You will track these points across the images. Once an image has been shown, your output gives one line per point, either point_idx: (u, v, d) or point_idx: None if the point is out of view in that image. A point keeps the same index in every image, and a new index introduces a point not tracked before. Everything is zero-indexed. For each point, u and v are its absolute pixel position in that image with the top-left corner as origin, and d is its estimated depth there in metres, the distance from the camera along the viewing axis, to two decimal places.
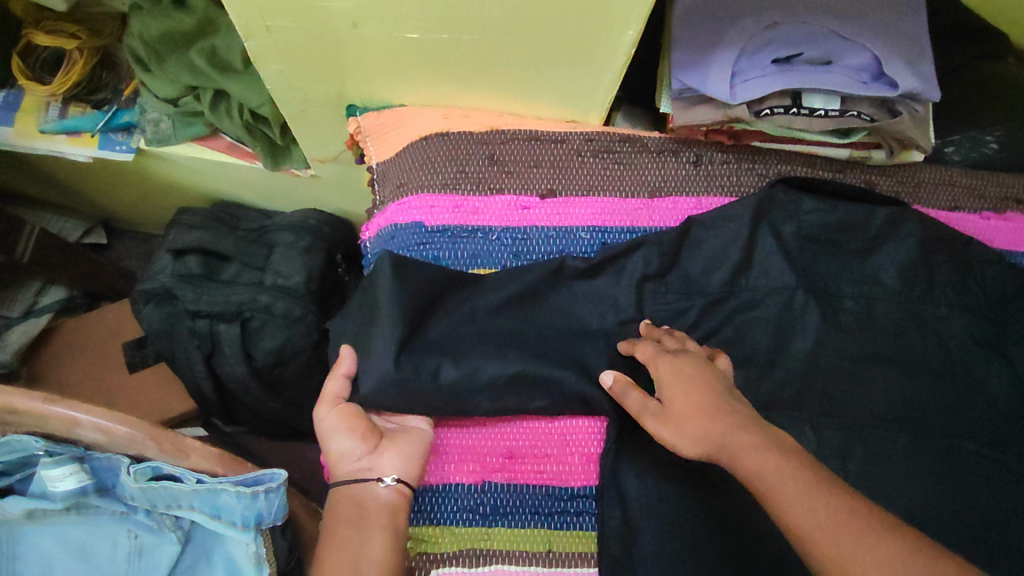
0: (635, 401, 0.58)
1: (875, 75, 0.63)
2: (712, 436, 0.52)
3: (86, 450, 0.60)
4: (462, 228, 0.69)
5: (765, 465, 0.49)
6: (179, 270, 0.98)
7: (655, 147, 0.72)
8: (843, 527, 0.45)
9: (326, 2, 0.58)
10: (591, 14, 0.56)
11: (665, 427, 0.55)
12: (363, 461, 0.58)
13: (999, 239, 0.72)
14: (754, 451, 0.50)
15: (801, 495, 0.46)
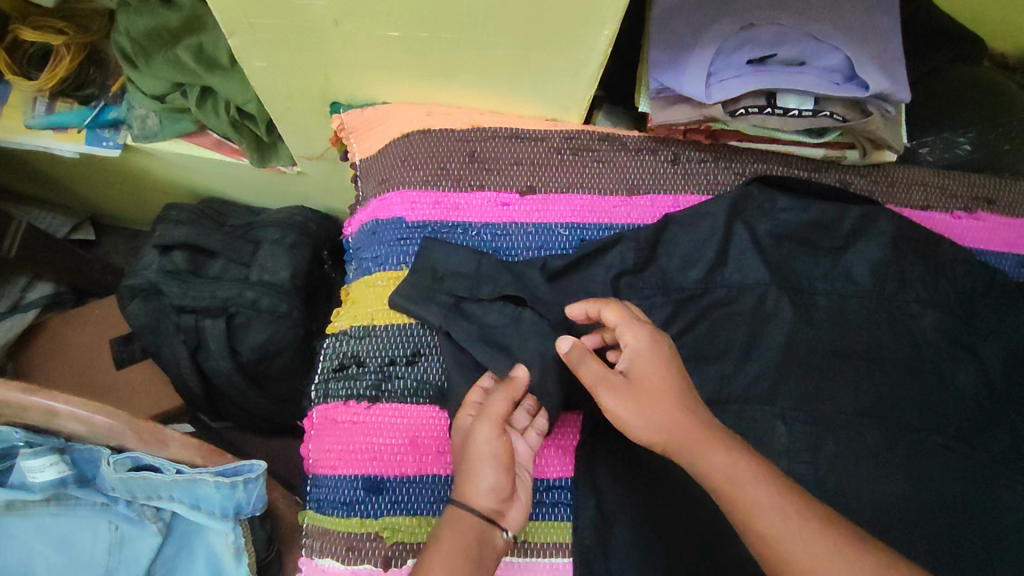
0: (591, 371, 0.55)
1: (847, 76, 0.65)
2: (666, 423, 0.52)
3: (66, 441, 0.61)
4: (443, 223, 0.70)
5: (714, 463, 0.49)
6: (165, 265, 0.99)
7: (634, 146, 0.73)
8: (790, 528, 0.46)
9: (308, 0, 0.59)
10: (567, 13, 0.57)
11: (623, 404, 0.53)
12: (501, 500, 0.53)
13: (970, 239, 0.74)
14: (706, 453, 0.50)
15: (751, 495, 0.48)
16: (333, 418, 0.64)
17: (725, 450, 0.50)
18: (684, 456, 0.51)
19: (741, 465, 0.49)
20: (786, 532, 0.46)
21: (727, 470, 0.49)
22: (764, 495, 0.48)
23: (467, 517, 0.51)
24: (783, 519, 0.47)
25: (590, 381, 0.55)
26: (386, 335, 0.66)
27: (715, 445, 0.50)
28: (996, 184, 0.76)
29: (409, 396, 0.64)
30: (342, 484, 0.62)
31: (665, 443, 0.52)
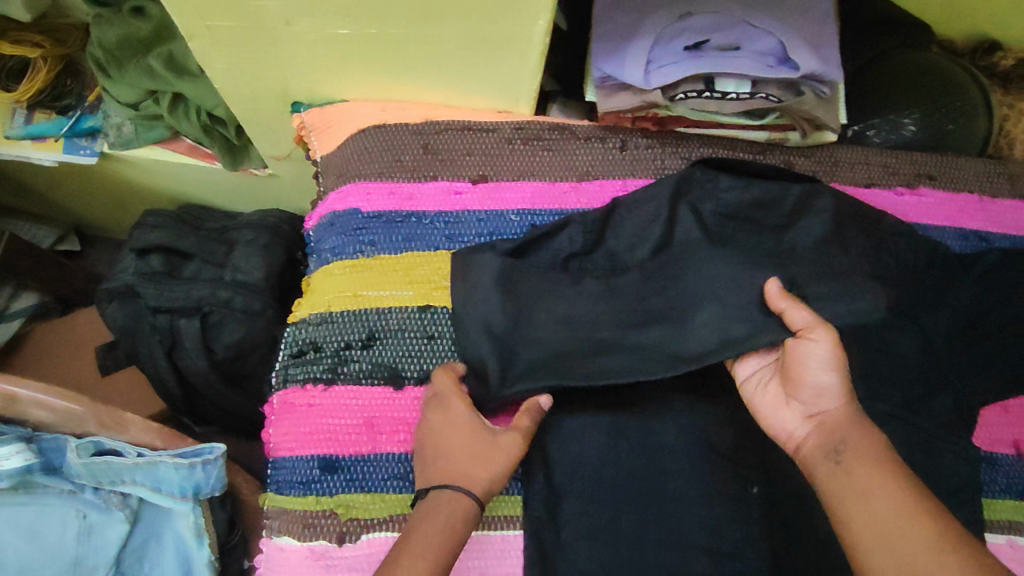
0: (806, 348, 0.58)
1: (781, 59, 0.67)
2: (846, 396, 0.56)
3: (33, 431, 0.63)
4: (397, 213, 0.71)
5: (857, 443, 0.53)
6: (143, 268, 1.02)
7: (583, 134, 0.75)
8: (920, 539, 0.46)
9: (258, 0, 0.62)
10: (500, 4, 0.59)
11: (819, 365, 0.57)
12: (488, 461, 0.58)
13: (914, 215, 0.76)
14: (854, 429, 0.54)
15: (883, 494, 0.50)
16: (291, 401, 0.66)
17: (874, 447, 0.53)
18: (839, 421, 0.55)
19: (888, 464, 0.51)
20: (907, 533, 0.47)
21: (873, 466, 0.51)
22: (899, 503, 0.49)
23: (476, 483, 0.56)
24: (907, 524, 0.47)
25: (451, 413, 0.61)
26: (342, 320, 0.68)
27: (866, 435, 0.54)
28: (936, 161, 0.78)
29: (363, 377, 0.66)
30: (298, 465, 0.64)
31: (835, 405, 0.56)
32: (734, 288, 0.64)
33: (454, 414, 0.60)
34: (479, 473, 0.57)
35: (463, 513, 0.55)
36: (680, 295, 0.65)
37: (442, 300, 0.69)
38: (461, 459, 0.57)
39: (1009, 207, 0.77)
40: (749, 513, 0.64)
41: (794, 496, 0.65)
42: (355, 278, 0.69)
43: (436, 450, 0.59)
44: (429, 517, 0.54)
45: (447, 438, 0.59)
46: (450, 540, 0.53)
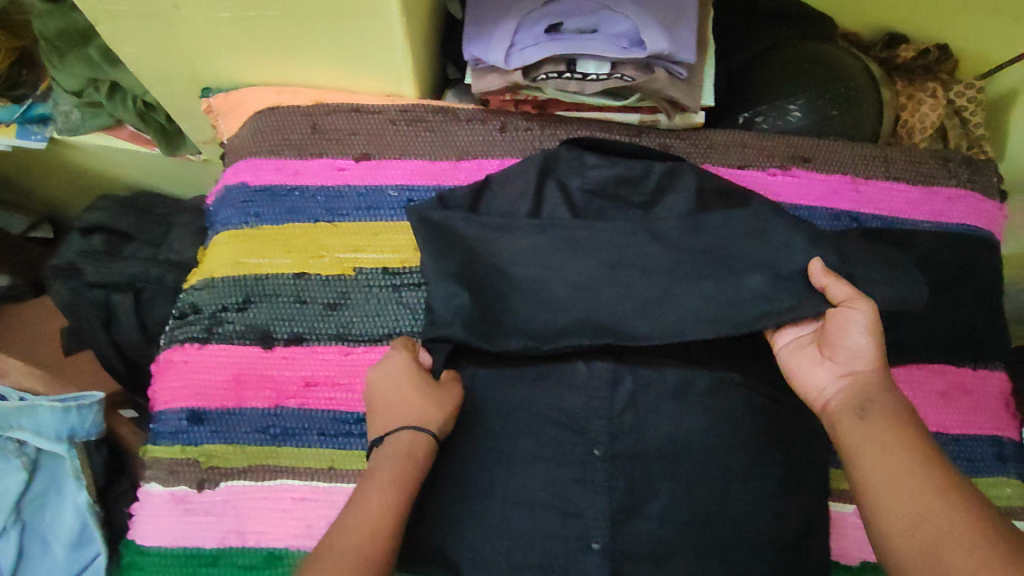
0: (851, 316, 0.59)
1: (634, 41, 0.70)
2: (880, 360, 0.58)
3: None
4: (282, 187, 0.76)
5: (884, 402, 0.56)
6: (85, 247, 1.09)
7: (466, 116, 0.79)
8: (928, 482, 0.50)
9: None
10: None
11: (856, 329, 0.59)
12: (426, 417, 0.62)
13: (785, 195, 0.78)
14: (882, 389, 0.57)
15: (901, 446, 0.53)
16: (171, 359, 0.71)
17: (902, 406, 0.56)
18: (868, 381, 0.58)
19: (909, 422, 0.55)
20: (919, 477, 0.51)
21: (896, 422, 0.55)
22: (914, 454, 0.52)
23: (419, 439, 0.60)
24: (918, 469, 0.51)
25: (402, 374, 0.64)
26: (223, 285, 0.72)
27: (892, 397, 0.57)
28: (813, 144, 0.80)
29: (236, 337, 0.70)
30: (170, 416, 0.68)
31: (868, 366, 0.58)
32: (582, 256, 0.69)
33: (406, 374, 0.63)
34: (431, 414, 0.62)
35: (423, 449, 0.60)
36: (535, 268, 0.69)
37: (317, 268, 0.73)
38: (410, 403, 0.62)
39: (882, 188, 0.79)
40: (592, 475, 0.67)
41: (640, 458, 0.68)
42: (238, 247, 0.74)
43: (388, 398, 0.63)
44: (393, 456, 0.59)
45: (402, 385, 0.63)
46: (412, 474, 0.59)
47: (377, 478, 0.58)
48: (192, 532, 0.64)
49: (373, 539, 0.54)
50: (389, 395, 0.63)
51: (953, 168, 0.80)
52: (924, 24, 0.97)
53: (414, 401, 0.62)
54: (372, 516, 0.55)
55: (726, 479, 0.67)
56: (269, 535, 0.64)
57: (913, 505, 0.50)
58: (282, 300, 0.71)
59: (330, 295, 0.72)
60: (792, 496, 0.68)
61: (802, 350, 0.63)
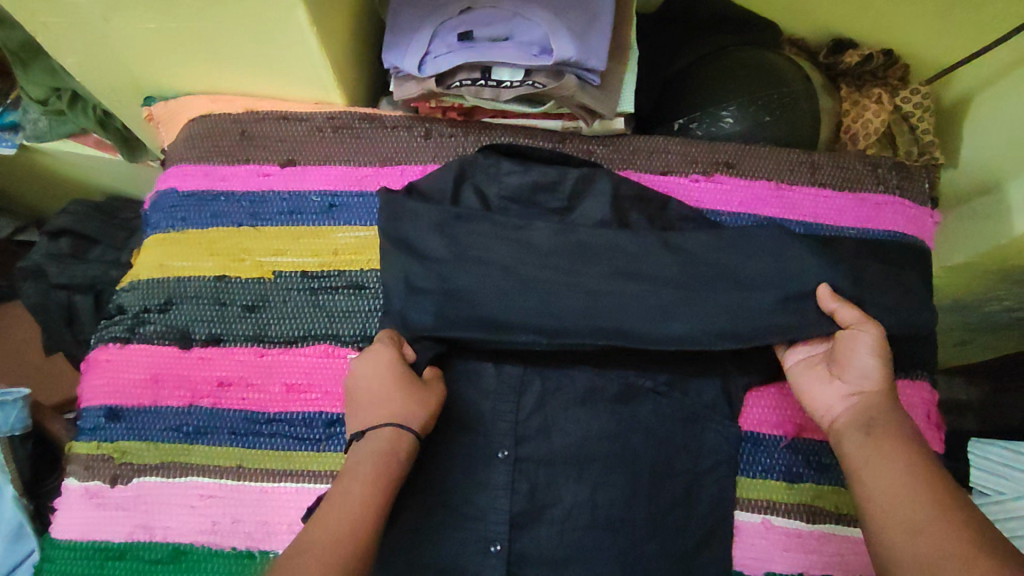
0: (860, 339, 0.61)
1: (545, 48, 0.70)
2: (888, 379, 0.60)
3: None
4: (209, 192, 0.78)
5: (890, 419, 0.58)
6: (51, 250, 1.11)
7: (391, 123, 0.80)
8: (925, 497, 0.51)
9: None
10: None
11: (865, 349, 0.61)
12: (405, 411, 0.61)
13: (708, 201, 0.78)
14: (889, 407, 0.59)
15: (902, 463, 0.54)
16: (94, 358, 0.73)
17: (906, 424, 0.57)
18: (874, 400, 0.59)
19: (915, 440, 0.56)
20: (918, 492, 0.52)
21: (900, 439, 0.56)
22: (915, 471, 0.53)
23: (400, 433, 0.59)
24: (919, 483, 0.52)
25: (387, 370, 0.63)
26: (147, 286, 0.75)
27: (899, 415, 0.58)
28: (737, 150, 0.80)
29: (156, 338, 0.72)
30: (90, 413, 0.71)
31: (875, 385, 0.60)
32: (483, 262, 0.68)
33: (391, 369, 0.63)
34: (415, 411, 0.61)
35: (407, 444, 0.59)
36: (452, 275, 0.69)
37: (238, 271, 0.75)
38: (394, 398, 0.61)
39: (807, 194, 0.78)
40: (496, 479, 0.67)
41: (546, 461, 0.68)
42: (164, 250, 0.76)
43: (373, 393, 0.62)
44: (377, 450, 0.58)
45: (384, 381, 0.62)
46: (395, 469, 0.57)
47: (360, 471, 0.56)
48: (102, 525, 0.67)
49: (354, 531, 0.51)
50: (374, 389, 0.62)
51: (882, 174, 0.79)
52: (868, 29, 0.97)
53: (397, 396, 0.61)
54: (353, 508, 0.53)
55: (630, 484, 0.67)
56: (175, 530, 0.66)
57: (912, 521, 0.50)
58: (202, 302, 0.73)
59: (248, 297, 0.74)
60: (699, 502, 0.67)
61: (813, 368, 0.65)
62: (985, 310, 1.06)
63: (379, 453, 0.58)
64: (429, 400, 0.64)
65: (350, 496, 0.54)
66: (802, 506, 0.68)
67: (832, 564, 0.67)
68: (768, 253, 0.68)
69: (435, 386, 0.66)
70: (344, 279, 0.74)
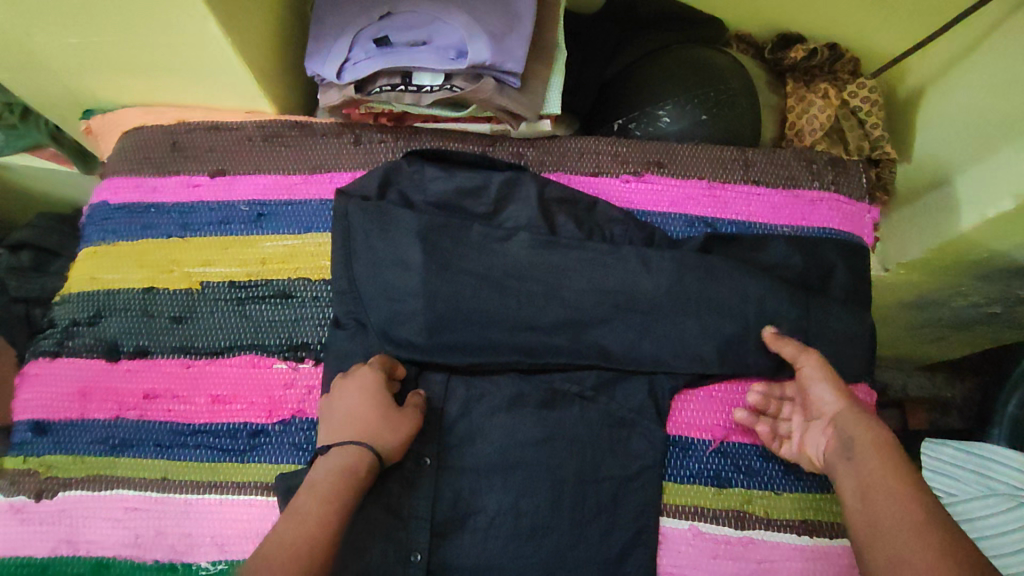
0: (809, 369, 0.64)
1: (462, 52, 0.70)
2: (852, 402, 0.60)
3: None
4: (139, 204, 0.79)
5: (863, 436, 0.57)
6: (11, 263, 1.11)
7: (321, 130, 0.81)
8: (908, 512, 0.50)
9: None
10: (159, 7, 0.64)
11: (817, 379, 0.63)
12: (373, 432, 0.61)
13: (639, 201, 0.78)
14: (861, 425, 0.58)
15: (882, 482, 0.53)
16: (26, 372, 0.73)
17: (885, 436, 0.56)
18: (845, 422, 0.59)
19: (894, 453, 0.55)
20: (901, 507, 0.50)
21: (880, 454, 0.55)
22: (898, 488, 0.52)
23: (364, 456, 0.59)
24: (900, 501, 0.51)
25: (369, 387, 0.64)
26: (77, 300, 0.75)
27: (870, 427, 0.57)
28: (669, 149, 0.80)
29: (84, 351, 0.72)
30: (18, 428, 0.71)
31: (839, 409, 0.60)
32: (399, 269, 0.71)
33: (370, 388, 0.63)
34: (382, 435, 0.61)
35: (367, 469, 0.58)
36: (379, 290, 0.71)
37: (165, 282, 0.75)
38: (366, 418, 0.61)
39: (740, 192, 0.78)
40: (420, 488, 0.66)
41: (471, 469, 0.67)
42: (95, 263, 0.76)
43: (344, 411, 0.62)
44: (337, 468, 0.58)
45: (359, 399, 0.62)
46: (351, 494, 0.57)
47: (318, 489, 0.56)
48: (26, 541, 0.67)
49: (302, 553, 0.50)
50: (350, 406, 0.62)
51: (817, 170, 0.79)
52: (815, 21, 0.95)
53: (370, 415, 0.61)
54: (306, 527, 0.53)
55: (555, 492, 0.66)
56: (98, 544, 0.66)
57: (899, 540, 0.49)
58: (129, 314, 0.73)
59: (175, 308, 0.73)
60: (627, 508, 0.66)
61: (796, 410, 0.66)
62: (954, 307, 1.02)
63: (342, 472, 0.58)
64: (404, 424, 0.63)
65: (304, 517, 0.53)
66: (730, 512, 0.67)
67: (759, 569, 0.66)
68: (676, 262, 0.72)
69: (415, 411, 0.65)
70: (271, 288, 0.74)
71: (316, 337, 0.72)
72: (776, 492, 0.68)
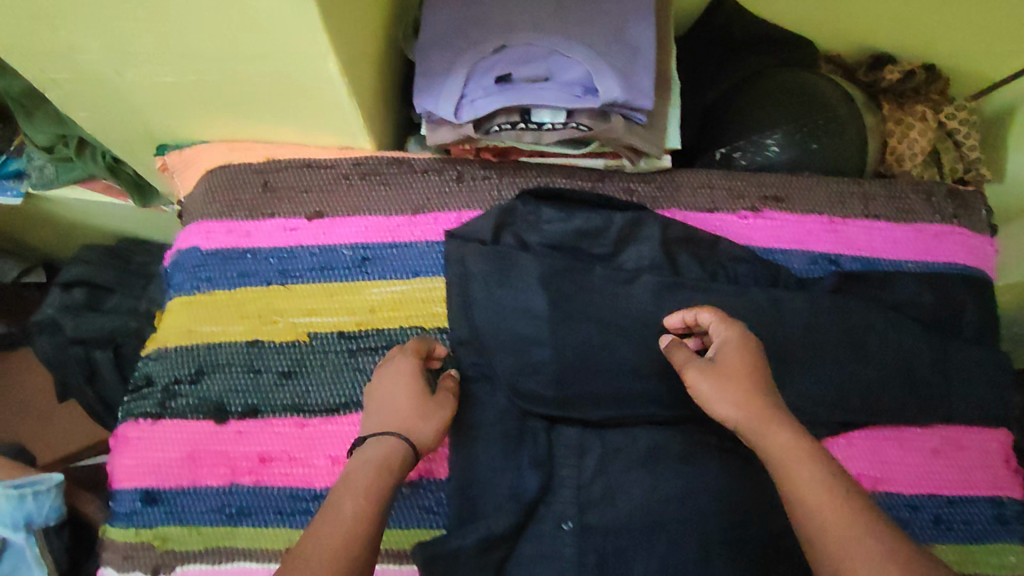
0: (700, 382, 0.57)
1: (588, 88, 0.66)
2: (746, 405, 0.54)
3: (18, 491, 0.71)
4: (234, 249, 0.74)
5: (769, 447, 0.51)
6: (65, 301, 1.07)
7: (420, 167, 0.77)
8: (828, 538, 0.45)
9: (83, 56, 0.63)
10: (280, 46, 0.60)
11: (706, 391, 0.56)
12: (414, 423, 0.58)
13: (759, 238, 0.75)
14: (762, 436, 0.52)
15: (798, 495, 0.48)
16: (124, 435, 0.68)
17: (792, 437, 0.51)
18: (749, 434, 0.53)
19: (800, 460, 0.49)
20: (816, 537, 0.46)
21: (791, 459, 0.50)
22: (815, 499, 0.47)
23: (399, 446, 0.56)
24: (824, 511, 0.47)
25: (399, 374, 0.61)
26: (174, 356, 0.70)
27: (773, 436, 0.51)
28: (785, 182, 0.77)
29: (190, 412, 0.68)
30: (124, 496, 0.66)
31: (737, 420, 0.54)
32: (525, 319, 0.68)
33: (406, 378, 0.61)
34: (417, 426, 0.59)
35: (401, 461, 0.55)
36: (505, 339, 0.68)
37: (270, 334, 0.71)
38: (407, 408, 0.59)
39: (860, 228, 0.76)
40: (564, 551, 0.63)
41: (614, 529, 0.64)
42: (190, 316, 0.72)
43: (379, 401, 0.59)
44: (374, 459, 0.54)
45: (397, 387, 0.60)
46: (386, 482, 0.53)
47: (350, 484, 0.52)
48: None
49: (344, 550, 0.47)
50: (387, 397, 0.60)
51: (938, 204, 0.77)
52: (908, 40, 0.93)
53: (408, 405, 0.59)
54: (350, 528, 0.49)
55: (705, 552, 0.63)
56: None
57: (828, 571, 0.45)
58: (235, 370, 0.69)
59: (284, 363, 0.70)
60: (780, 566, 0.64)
61: None
62: None
63: (382, 463, 0.54)
64: (440, 415, 0.61)
65: (340, 513, 0.50)
66: None
67: None
68: (801, 308, 0.70)
69: (449, 401, 0.63)
70: (381, 339, 0.70)
71: None
72: (928, 542, 0.67)
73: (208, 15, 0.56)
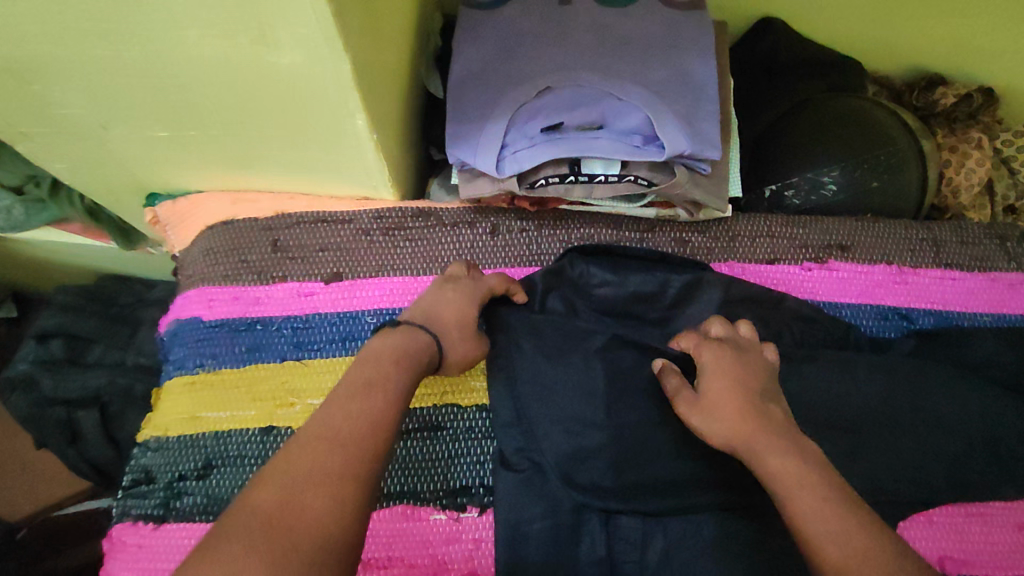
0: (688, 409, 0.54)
1: (649, 137, 0.58)
2: (734, 429, 0.50)
3: None
4: (242, 320, 0.65)
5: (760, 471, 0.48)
6: (41, 355, 0.96)
7: (449, 220, 0.69)
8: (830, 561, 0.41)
9: (60, 109, 0.54)
10: (299, 101, 0.51)
11: (694, 418, 0.53)
12: (455, 337, 0.57)
13: (824, 292, 0.69)
14: (750, 458, 0.49)
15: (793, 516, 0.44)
16: (120, 540, 0.59)
17: (784, 457, 0.47)
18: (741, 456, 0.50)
19: (791, 479, 0.46)
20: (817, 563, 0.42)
21: (784, 477, 0.46)
22: (811, 517, 0.43)
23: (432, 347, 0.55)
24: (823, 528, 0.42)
25: (467, 292, 0.60)
26: (179, 447, 0.62)
27: (761, 457, 0.48)
28: (850, 229, 0.72)
29: (197, 513, 0.59)
30: None
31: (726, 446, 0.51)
32: (578, 396, 0.60)
33: (471, 299, 0.60)
34: (453, 342, 0.57)
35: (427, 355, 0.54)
36: (556, 419, 0.60)
37: (286, 418, 0.61)
38: (457, 325, 0.58)
39: (932, 278, 0.70)
40: None
41: None
42: (195, 399, 0.63)
43: (435, 303, 0.59)
44: (410, 345, 0.53)
45: (458, 303, 0.59)
46: (407, 375, 0.51)
47: (382, 362, 0.51)
48: None
49: (355, 447, 0.43)
50: (446, 303, 0.59)
51: (1011, 250, 0.72)
52: (961, 64, 0.87)
53: (458, 321, 0.58)
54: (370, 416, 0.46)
55: None
56: None
57: None
58: (250, 462, 0.60)
59: None
60: None
61: None
62: None
63: (409, 357, 0.52)
64: (473, 346, 0.59)
65: (372, 399, 0.47)
66: None
67: None
68: (879, 372, 0.63)
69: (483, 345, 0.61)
70: (416, 421, 0.64)
71: (478, 478, 0.62)
72: None
73: (217, 72, 0.47)
